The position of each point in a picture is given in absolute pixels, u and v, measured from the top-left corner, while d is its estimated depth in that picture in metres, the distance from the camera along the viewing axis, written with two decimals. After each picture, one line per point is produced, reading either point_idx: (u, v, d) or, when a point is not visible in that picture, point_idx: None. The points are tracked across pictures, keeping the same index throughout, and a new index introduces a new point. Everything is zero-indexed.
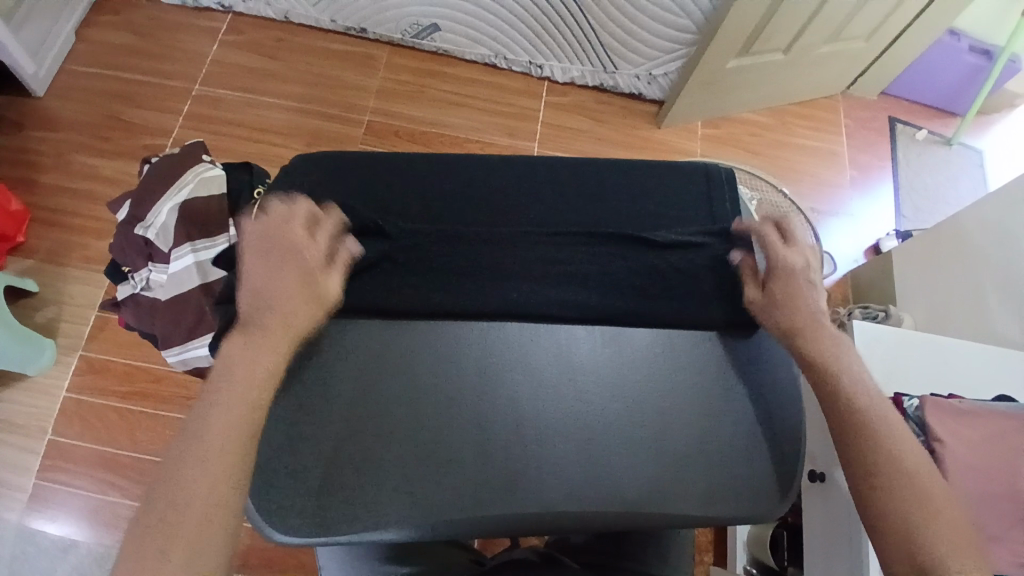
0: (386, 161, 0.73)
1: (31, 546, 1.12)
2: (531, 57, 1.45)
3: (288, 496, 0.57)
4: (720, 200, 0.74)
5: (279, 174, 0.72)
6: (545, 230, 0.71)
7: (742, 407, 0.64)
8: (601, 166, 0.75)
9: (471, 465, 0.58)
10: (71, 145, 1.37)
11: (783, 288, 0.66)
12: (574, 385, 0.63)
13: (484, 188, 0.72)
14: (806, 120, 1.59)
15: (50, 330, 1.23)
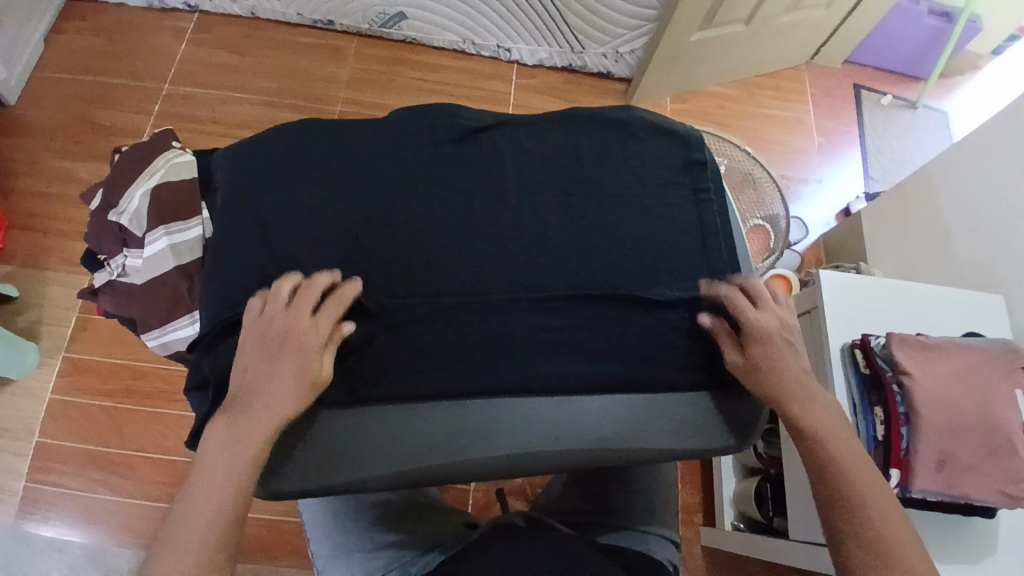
0: (353, 127, 0.74)
1: (24, 548, 1.12)
2: (499, 41, 1.47)
3: (280, 450, 0.60)
4: (697, 159, 0.74)
5: (248, 148, 0.73)
6: (514, 184, 0.71)
7: (711, 345, 0.67)
8: (569, 116, 0.75)
9: (449, 415, 0.62)
10: (45, 150, 1.37)
11: (764, 356, 0.63)
12: (546, 334, 0.65)
13: (454, 153, 0.72)
14: (772, 90, 1.62)
15: (32, 333, 1.23)
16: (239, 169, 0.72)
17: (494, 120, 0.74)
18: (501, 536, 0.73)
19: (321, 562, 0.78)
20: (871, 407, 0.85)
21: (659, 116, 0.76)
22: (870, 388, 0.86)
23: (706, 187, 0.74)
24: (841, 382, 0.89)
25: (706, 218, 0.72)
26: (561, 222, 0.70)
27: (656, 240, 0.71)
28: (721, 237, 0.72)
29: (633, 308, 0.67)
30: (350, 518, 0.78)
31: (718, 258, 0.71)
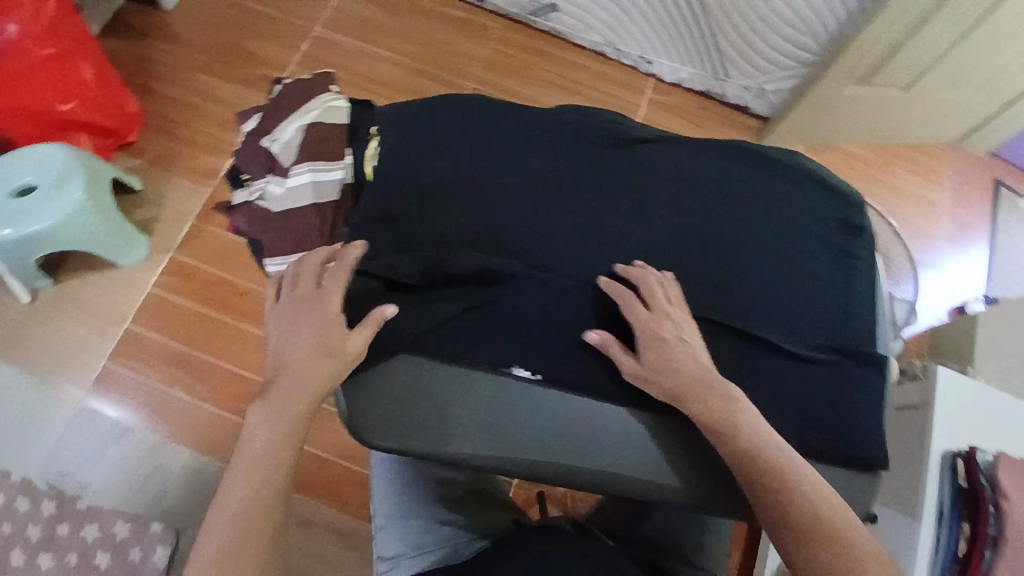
0: (519, 111, 0.75)
1: (91, 424, 1.20)
2: (642, 52, 1.45)
3: (398, 405, 0.63)
4: (857, 222, 0.73)
5: (417, 108, 0.75)
6: (665, 201, 0.70)
7: (832, 414, 0.65)
8: (734, 147, 0.74)
9: (559, 416, 0.64)
10: (192, 63, 1.43)
11: (667, 372, 0.61)
12: None
13: (613, 162, 0.72)
14: (907, 164, 1.55)
15: (147, 229, 1.30)
16: (411, 123, 0.74)
17: (656, 135, 0.74)
18: (550, 535, 0.73)
19: (381, 520, 0.80)
20: (959, 522, 0.82)
21: (825, 170, 0.74)
22: (964, 501, 0.83)
23: (857, 252, 0.71)
24: (933, 487, 0.86)
25: (852, 285, 0.70)
26: (706, 251, 0.69)
27: (797, 291, 0.69)
28: (865, 306, 0.70)
29: (759, 352, 0.66)
30: (418, 486, 0.80)
31: (856, 327, 0.69)
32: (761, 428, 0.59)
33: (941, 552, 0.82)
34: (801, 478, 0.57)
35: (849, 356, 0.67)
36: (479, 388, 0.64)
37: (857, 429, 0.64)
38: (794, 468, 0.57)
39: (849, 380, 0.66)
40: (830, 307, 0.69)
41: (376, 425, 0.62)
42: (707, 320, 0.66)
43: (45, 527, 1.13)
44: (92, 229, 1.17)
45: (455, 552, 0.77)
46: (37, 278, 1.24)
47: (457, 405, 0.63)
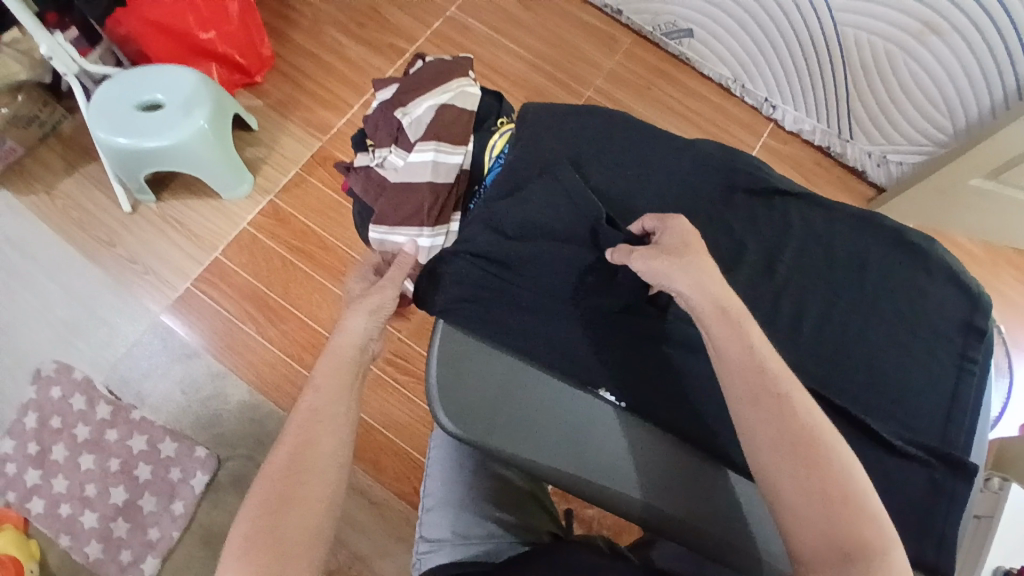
0: (656, 136, 0.74)
1: (164, 338, 1.26)
2: (769, 95, 1.42)
3: (478, 395, 0.64)
4: (983, 323, 0.68)
5: (555, 113, 0.75)
6: (784, 260, 0.69)
7: (918, 517, 0.61)
8: (868, 220, 0.71)
9: (628, 445, 0.63)
10: (329, 18, 1.48)
11: (754, 384, 0.54)
12: None
13: (744, 209, 0.71)
14: (1017, 269, 1.46)
15: (254, 167, 1.35)
16: (541, 125, 0.74)
17: (794, 190, 0.72)
18: (582, 550, 0.71)
19: (429, 503, 0.80)
20: None
21: (959, 265, 0.70)
22: None
23: (976, 357, 0.67)
24: None
25: (963, 388, 0.66)
26: (814, 319, 0.67)
27: (901, 382, 0.66)
28: (974, 414, 0.66)
29: (853, 435, 0.63)
30: (471, 478, 0.81)
31: (957, 434, 0.64)
32: (842, 478, 0.50)
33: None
34: (873, 548, 0.48)
35: (946, 462, 0.63)
36: (555, 398, 0.65)
37: (941, 544, 0.60)
38: (866, 535, 0.49)
39: (939, 488, 0.62)
40: (936, 407, 0.65)
41: (455, 409, 0.63)
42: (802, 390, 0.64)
43: (93, 428, 1.22)
44: (205, 156, 1.22)
45: (497, 551, 0.76)
46: (143, 192, 1.30)
47: (534, 408, 0.64)
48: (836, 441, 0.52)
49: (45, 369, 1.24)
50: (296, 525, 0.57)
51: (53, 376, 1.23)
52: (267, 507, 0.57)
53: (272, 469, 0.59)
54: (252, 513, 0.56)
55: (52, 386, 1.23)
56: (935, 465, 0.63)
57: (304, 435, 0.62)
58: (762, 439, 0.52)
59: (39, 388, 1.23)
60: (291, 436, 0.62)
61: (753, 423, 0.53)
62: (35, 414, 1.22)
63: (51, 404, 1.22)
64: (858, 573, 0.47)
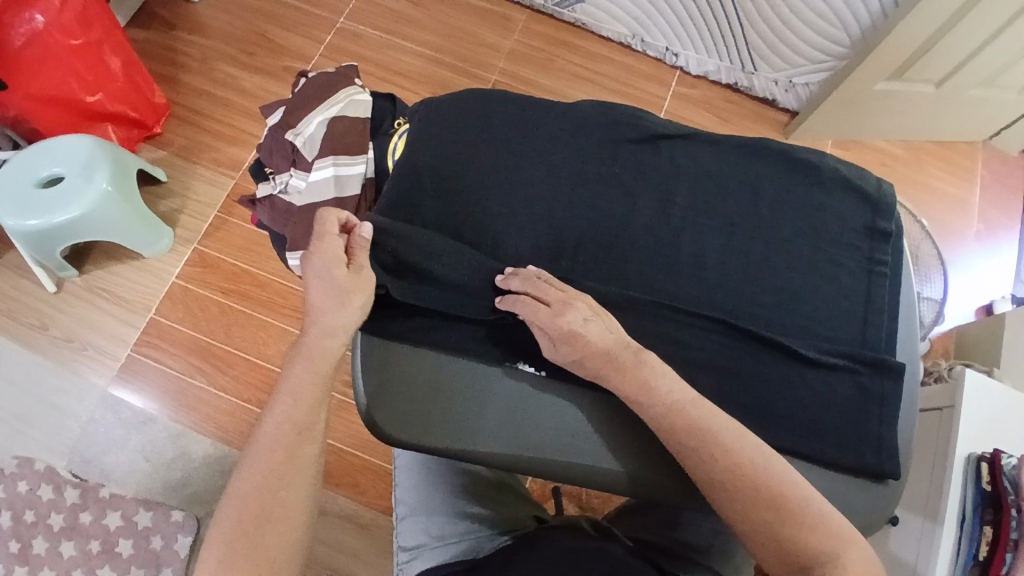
0: (539, 105, 0.74)
1: (117, 409, 1.22)
2: (668, 44, 1.43)
3: (408, 396, 0.64)
4: (885, 224, 0.69)
5: (438, 101, 0.74)
6: (685, 203, 0.69)
7: (856, 423, 0.63)
8: (758, 146, 0.72)
9: (562, 415, 0.64)
10: (218, 53, 1.44)
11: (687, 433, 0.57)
12: (684, 365, 0.64)
13: (638, 160, 0.71)
14: (940, 161, 1.49)
15: (170, 219, 1.31)
16: (430, 114, 0.73)
17: (682, 131, 0.72)
18: (568, 536, 0.71)
19: (403, 510, 0.79)
20: (981, 525, 0.78)
21: (853, 171, 0.71)
22: (986, 505, 0.79)
23: (884, 259, 0.68)
24: (956, 490, 0.83)
25: (875, 291, 0.67)
26: (724, 251, 0.68)
27: (815, 297, 0.67)
28: (892, 314, 0.67)
29: (781, 355, 0.64)
30: (443, 478, 0.80)
31: (877, 337, 0.66)
32: (765, 480, 0.55)
33: (961, 555, 0.79)
34: (748, 470, 0.55)
35: (873, 363, 0.64)
36: (484, 382, 0.64)
37: (880, 443, 0.62)
38: (738, 458, 0.55)
39: (870, 389, 0.64)
40: (855, 315, 0.67)
41: (386, 414, 0.63)
42: (723, 326, 0.64)
43: (67, 515, 1.16)
44: (117, 220, 1.18)
45: (477, 546, 0.75)
46: (63, 267, 1.26)
47: (464, 398, 0.64)
48: (728, 422, 0.57)
49: (6, 468, 1.19)
50: (273, 541, 0.54)
51: (15, 472, 1.18)
52: (239, 529, 0.53)
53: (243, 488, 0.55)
54: (226, 539, 0.53)
55: (16, 482, 1.18)
56: (862, 369, 0.64)
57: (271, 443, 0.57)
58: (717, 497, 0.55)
59: (6, 486, 1.17)
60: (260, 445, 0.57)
61: (681, 453, 0.56)
62: (6, 512, 1.16)
63: (22, 500, 1.17)
64: (736, 492, 0.54)
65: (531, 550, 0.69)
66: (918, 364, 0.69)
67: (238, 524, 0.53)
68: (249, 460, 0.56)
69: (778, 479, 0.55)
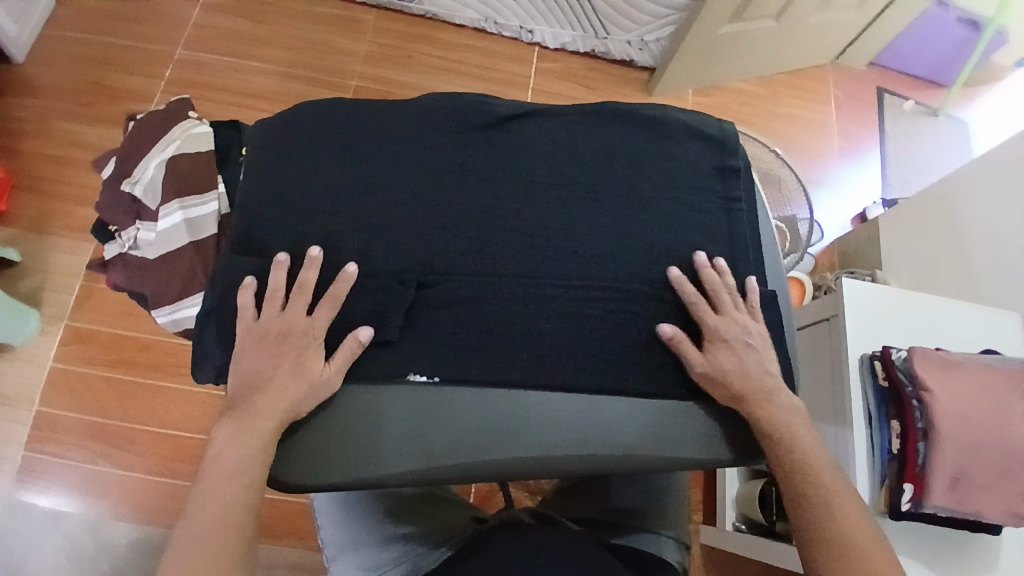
0: (377, 108, 0.71)
1: (21, 515, 1.10)
2: (522, 22, 1.45)
3: (316, 435, 0.62)
4: (733, 162, 0.73)
5: (274, 127, 0.72)
6: (539, 177, 0.69)
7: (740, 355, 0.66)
8: (601, 111, 0.73)
9: (473, 412, 0.61)
10: (51, 111, 1.32)
11: (757, 402, 0.64)
12: (571, 337, 0.63)
13: (488, 143, 0.70)
14: (795, 89, 1.58)
15: (33, 300, 1.20)
16: (269, 141, 0.71)
17: (525, 110, 0.72)
18: (506, 534, 0.70)
19: (332, 552, 0.78)
20: (889, 421, 0.83)
21: (694, 120, 0.74)
22: (888, 401, 0.83)
23: (736, 196, 0.71)
24: (858, 392, 0.87)
25: (736, 227, 0.70)
26: (591, 220, 0.68)
27: (684, 244, 0.68)
28: (753, 246, 0.71)
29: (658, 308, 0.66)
30: (365, 510, 0.77)
31: (744, 272, 0.70)
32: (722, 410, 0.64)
33: (878, 452, 0.83)
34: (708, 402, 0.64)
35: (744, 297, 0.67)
36: (390, 402, 0.62)
37: (759, 369, 0.66)
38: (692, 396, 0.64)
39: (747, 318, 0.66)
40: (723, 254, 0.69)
41: (300, 459, 0.61)
42: (601, 290, 0.65)
43: None
44: None
45: (415, 566, 0.74)
46: None
47: (373, 422, 0.61)
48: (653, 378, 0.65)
49: None
50: None
51: None
52: None
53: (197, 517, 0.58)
54: None
55: None
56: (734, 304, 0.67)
57: (201, 524, 0.58)
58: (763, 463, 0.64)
59: None
60: (190, 529, 0.58)
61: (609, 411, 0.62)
62: None
63: None
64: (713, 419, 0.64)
65: (469, 558, 0.68)
66: (783, 285, 0.74)
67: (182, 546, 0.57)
68: (202, 494, 0.59)
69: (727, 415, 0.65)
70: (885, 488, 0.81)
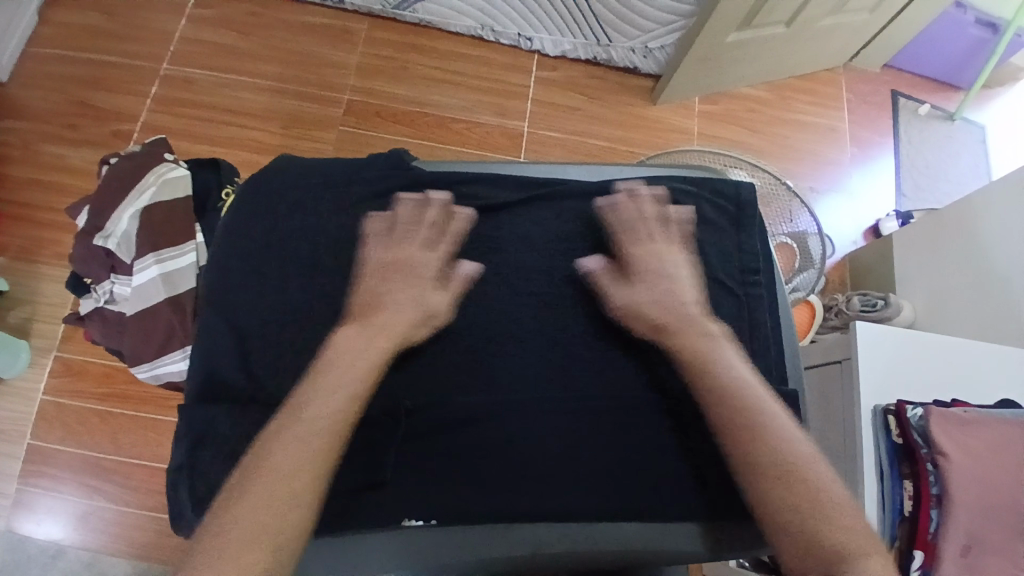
0: (359, 197, 0.68)
1: (17, 553, 1.09)
2: (520, 29, 1.38)
3: None
4: (748, 239, 0.70)
5: (259, 208, 0.67)
6: (538, 275, 0.66)
7: None
8: (606, 191, 0.71)
9: (453, 515, 0.56)
10: (38, 134, 1.29)
11: (682, 333, 0.60)
12: (573, 443, 0.59)
13: (490, 230, 0.68)
14: (806, 94, 1.51)
15: (23, 332, 1.18)
16: (255, 225, 0.66)
17: (527, 194, 0.70)
18: None
19: None
20: (901, 479, 0.79)
21: (704, 193, 0.72)
22: (903, 458, 0.79)
23: (755, 275, 0.69)
24: (869, 446, 0.84)
25: (755, 308, 0.67)
26: (570, 319, 0.64)
27: None
28: (774, 329, 0.68)
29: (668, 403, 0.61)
30: None
31: (768, 359, 0.65)
32: (716, 375, 0.56)
33: (889, 512, 0.79)
34: (700, 360, 0.58)
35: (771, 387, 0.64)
36: (363, 502, 0.57)
37: None
38: (699, 351, 0.58)
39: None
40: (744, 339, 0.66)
41: None
42: (608, 394, 0.61)
43: None
44: None
45: None
46: None
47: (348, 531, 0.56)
48: (677, 337, 0.60)
49: None
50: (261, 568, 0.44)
51: None
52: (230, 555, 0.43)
53: (267, 456, 0.49)
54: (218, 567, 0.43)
55: None
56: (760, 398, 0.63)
57: (276, 471, 0.48)
58: (739, 444, 0.53)
59: None
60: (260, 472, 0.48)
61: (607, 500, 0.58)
62: None
63: None
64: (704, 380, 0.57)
65: None
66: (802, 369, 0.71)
67: (234, 506, 0.46)
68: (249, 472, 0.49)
69: (717, 388, 0.56)
70: (895, 548, 0.77)
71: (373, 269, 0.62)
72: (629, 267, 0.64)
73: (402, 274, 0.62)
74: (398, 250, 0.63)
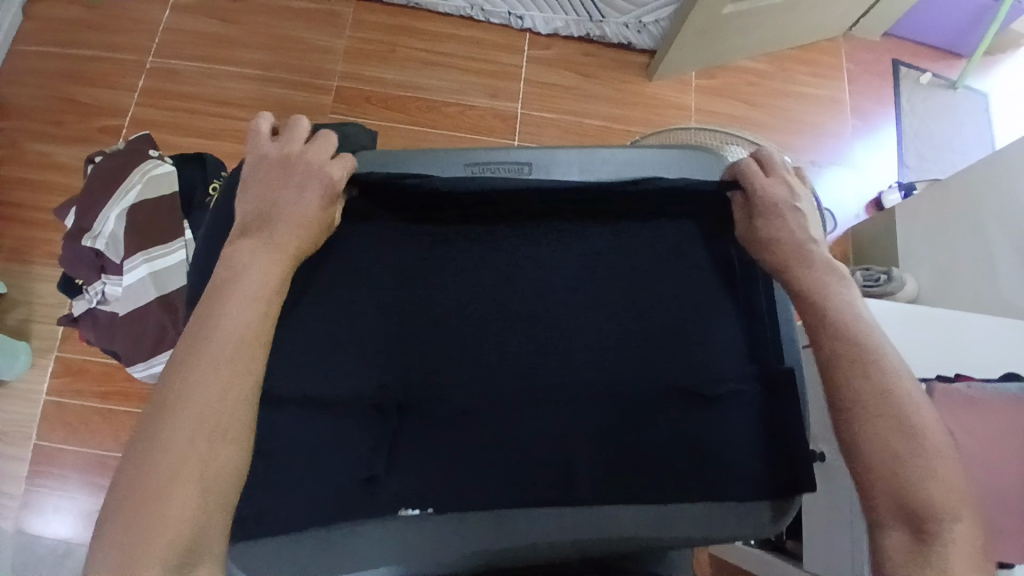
0: None
1: (29, 552, 1.10)
2: (510, 8, 1.35)
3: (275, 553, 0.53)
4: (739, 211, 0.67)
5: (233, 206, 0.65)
6: (530, 260, 0.62)
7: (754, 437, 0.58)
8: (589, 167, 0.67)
9: (442, 511, 0.54)
10: (24, 132, 1.27)
11: (797, 266, 0.60)
12: (559, 432, 0.57)
13: (467, 210, 0.64)
14: (806, 65, 1.48)
15: (22, 333, 1.18)
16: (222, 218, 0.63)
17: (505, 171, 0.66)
18: None
19: None
20: None
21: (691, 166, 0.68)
22: None
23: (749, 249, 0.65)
24: None
25: (751, 285, 0.63)
26: (541, 305, 0.61)
27: (692, 311, 0.62)
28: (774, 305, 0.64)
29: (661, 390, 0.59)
30: None
31: (767, 340, 0.61)
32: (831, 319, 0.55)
33: None
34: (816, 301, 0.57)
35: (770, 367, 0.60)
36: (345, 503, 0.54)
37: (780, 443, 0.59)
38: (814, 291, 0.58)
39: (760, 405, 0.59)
40: (741, 319, 0.62)
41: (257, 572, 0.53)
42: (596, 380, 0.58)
43: None
44: None
45: None
46: None
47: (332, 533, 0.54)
48: (794, 277, 0.59)
49: None
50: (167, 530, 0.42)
51: None
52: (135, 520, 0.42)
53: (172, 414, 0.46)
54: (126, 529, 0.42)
55: None
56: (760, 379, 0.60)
57: (179, 430, 0.45)
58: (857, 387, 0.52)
59: None
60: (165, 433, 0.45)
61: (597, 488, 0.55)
62: None
63: None
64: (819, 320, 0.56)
65: None
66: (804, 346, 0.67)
67: (133, 519, 0.42)
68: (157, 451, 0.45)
69: (832, 330, 0.55)
70: None
71: (263, 175, 0.59)
72: (759, 204, 0.63)
73: (291, 176, 0.59)
74: (294, 156, 0.60)
